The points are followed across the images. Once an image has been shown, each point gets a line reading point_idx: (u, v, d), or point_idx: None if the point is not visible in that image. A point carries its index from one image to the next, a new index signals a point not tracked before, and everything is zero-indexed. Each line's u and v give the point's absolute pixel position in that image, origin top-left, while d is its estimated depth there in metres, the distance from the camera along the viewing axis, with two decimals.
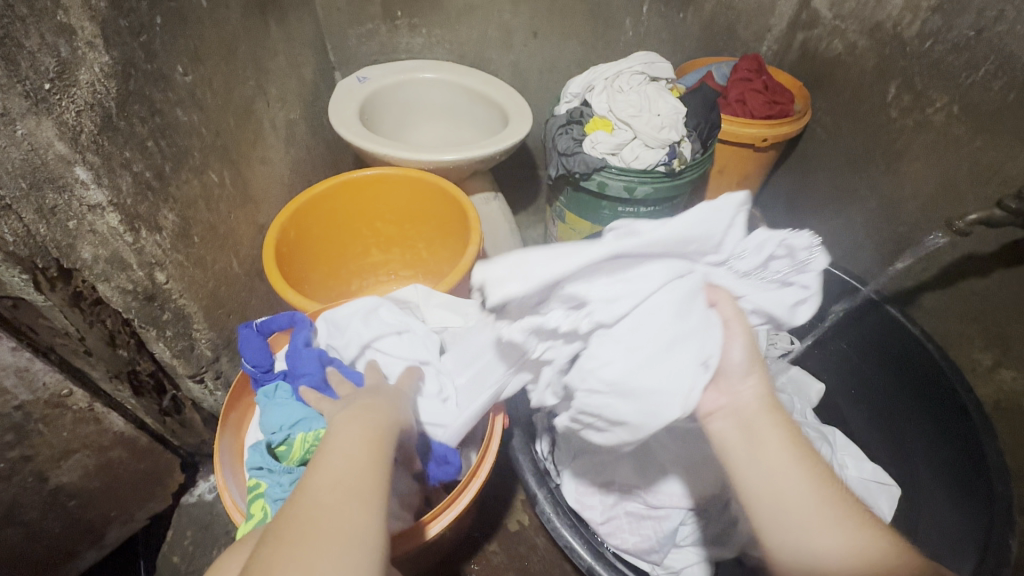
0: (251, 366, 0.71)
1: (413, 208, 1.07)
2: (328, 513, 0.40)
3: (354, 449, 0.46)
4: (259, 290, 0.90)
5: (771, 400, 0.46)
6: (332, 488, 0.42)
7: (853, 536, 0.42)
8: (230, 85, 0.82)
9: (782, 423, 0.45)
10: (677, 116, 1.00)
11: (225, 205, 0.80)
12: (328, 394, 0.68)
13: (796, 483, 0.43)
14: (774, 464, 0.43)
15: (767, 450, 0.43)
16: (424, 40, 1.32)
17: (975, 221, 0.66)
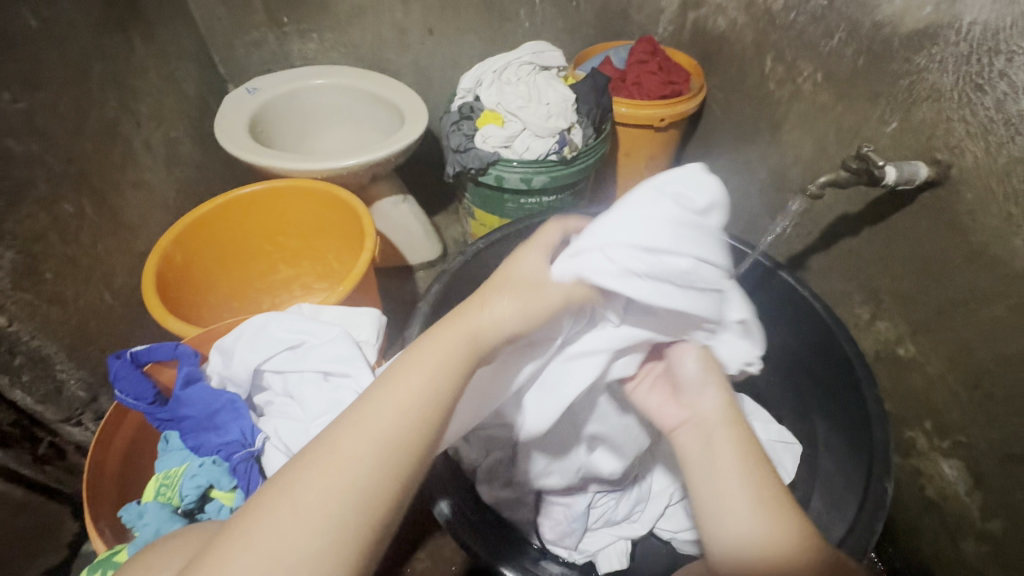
0: (132, 402, 0.62)
1: (312, 218, 1.04)
2: (356, 448, 0.39)
3: (433, 390, 0.42)
4: (142, 319, 0.85)
5: (730, 412, 0.55)
6: (386, 437, 0.39)
7: (767, 525, 0.48)
8: (84, 108, 0.78)
9: (736, 433, 0.53)
10: (567, 103, 1.00)
11: (88, 235, 0.76)
12: (214, 437, 0.61)
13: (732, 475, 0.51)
14: (723, 461, 0.51)
15: (718, 457, 0.52)
16: (316, 45, 1.29)
17: (825, 184, 0.70)
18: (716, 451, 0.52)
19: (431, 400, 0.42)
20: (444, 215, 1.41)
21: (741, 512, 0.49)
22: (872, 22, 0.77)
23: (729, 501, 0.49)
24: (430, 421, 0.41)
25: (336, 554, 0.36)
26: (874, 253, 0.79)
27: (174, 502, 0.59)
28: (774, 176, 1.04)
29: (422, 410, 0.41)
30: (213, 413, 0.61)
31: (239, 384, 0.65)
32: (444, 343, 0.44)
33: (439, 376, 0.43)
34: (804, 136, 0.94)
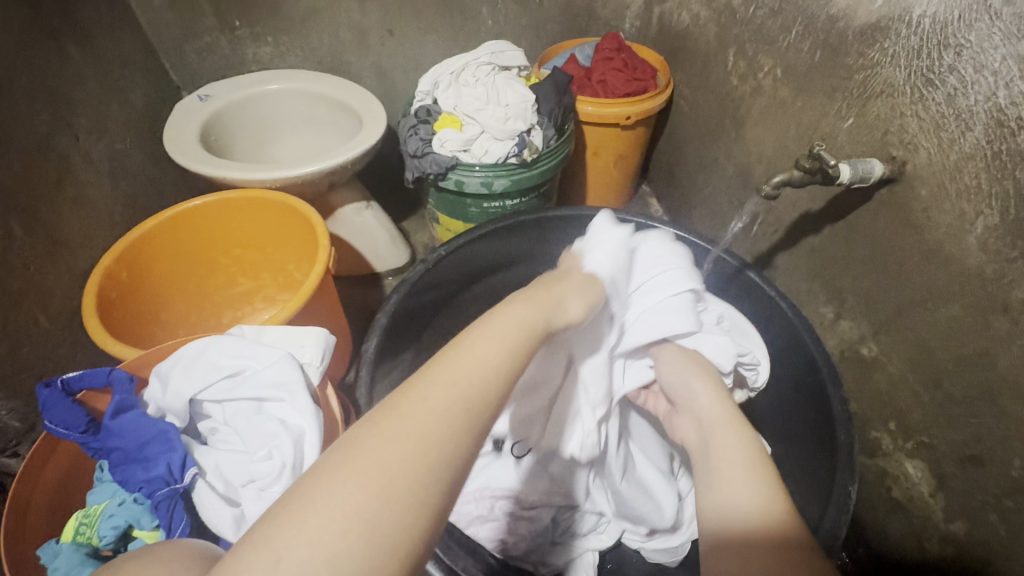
0: (61, 433, 0.58)
1: (268, 229, 1.00)
2: (449, 390, 0.37)
3: (504, 352, 0.42)
4: (84, 342, 0.82)
5: (730, 410, 0.58)
6: (463, 396, 0.37)
7: (762, 498, 0.47)
8: (10, 123, 0.75)
9: (744, 434, 0.55)
10: (526, 104, 0.98)
11: (20, 257, 0.72)
12: (142, 469, 0.58)
13: (731, 454, 0.52)
14: (725, 452, 0.53)
15: (722, 453, 0.53)
16: (273, 48, 1.26)
17: (779, 184, 0.69)
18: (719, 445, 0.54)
19: (497, 362, 0.41)
20: (413, 220, 1.37)
21: (743, 490, 0.49)
22: (827, 16, 0.75)
23: (732, 486, 0.49)
24: (497, 385, 0.40)
25: (416, 491, 0.32)
26: (837, 251, 0.78)
27: (93, 543, 0.56)
28: (740, 173, 1.02)
29: (495, 369, 0.40)
30: (143, 443, 0.58)
31: (176, 413, 0.63)
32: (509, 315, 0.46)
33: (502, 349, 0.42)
34: (766, 132, 0.93)
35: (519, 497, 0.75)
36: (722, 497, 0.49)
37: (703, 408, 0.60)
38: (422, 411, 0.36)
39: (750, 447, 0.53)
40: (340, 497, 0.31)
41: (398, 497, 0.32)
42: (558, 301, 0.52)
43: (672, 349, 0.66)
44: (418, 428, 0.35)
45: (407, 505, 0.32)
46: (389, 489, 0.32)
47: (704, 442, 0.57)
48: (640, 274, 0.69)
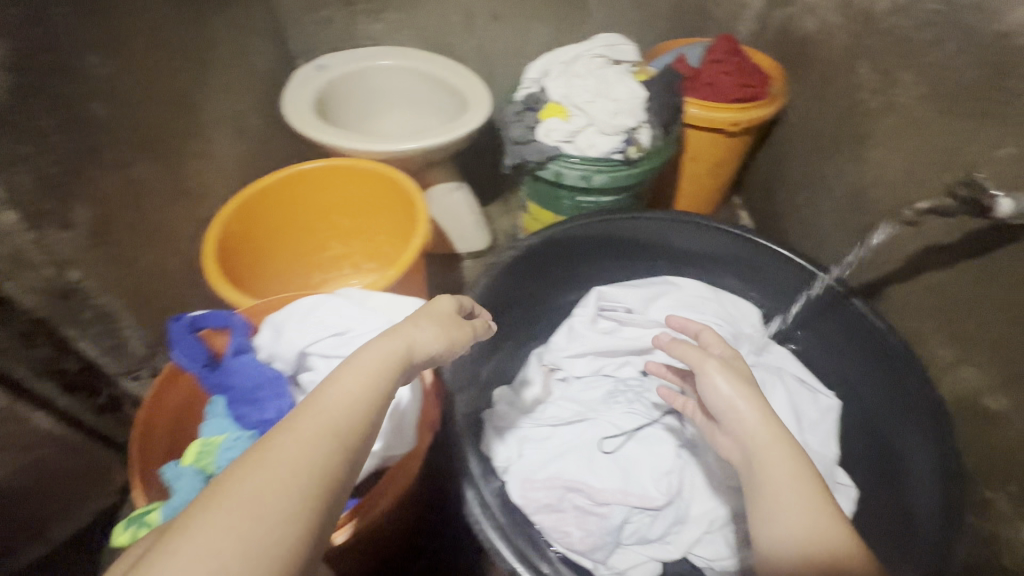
0: (189, 365, 0.64)
1: (368, 200, 1.04)
2: (303, 433, 0.38)
3: (373, 383, 0.44)
4: (200, 285, 0.88)
5: (772, 424, 0.53)
6: (324, 429, 0.39)
7: (813, 522, 0.47)
8: (161, 75, 0.80)
9: (792, 454, 0.51)
10: (636, 101, 0.95)
11: (156, 199, 0.77)
12: (258, 410, 0.63)
13: (780, 471, 0.50)
14: (772, 462, 0.51)
15: (770, 474, 0.50)
16: (385, 26, 1.26)
17: (929, 208, 0.66)
18: (768, 461, 0.51)
19: (355, 398, 0.42)
20: (498, 206, 1.39)
21: (798, 511, 0.48)
22: (993, 33, 0.68)
23: (787, 508, 0.48)
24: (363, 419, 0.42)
25: (267, 542, 0.33)
26: (959, 292, 0.72)
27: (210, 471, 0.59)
28: (853, 195, 0.96)
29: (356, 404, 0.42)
30: (258, 387, 0.63)
31: (285, 361, 0.66)
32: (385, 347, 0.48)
33: (369, 379, 0.44)
34: (896, 153, 0.85)
35: (592, 490, 0.76)
36: (777, 510, 0.48)
37: (749, 429, 0.54)
38: (287, 440, 0.37)
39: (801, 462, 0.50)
40: (189, 544, 0.31)
41: (258, 529, 0.33)
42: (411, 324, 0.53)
43: (706, 356, 0.59)
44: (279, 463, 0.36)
45: (266, 542, 0.33)
46: (250, 526, 0.33)
47: (750, 454, 0.53)
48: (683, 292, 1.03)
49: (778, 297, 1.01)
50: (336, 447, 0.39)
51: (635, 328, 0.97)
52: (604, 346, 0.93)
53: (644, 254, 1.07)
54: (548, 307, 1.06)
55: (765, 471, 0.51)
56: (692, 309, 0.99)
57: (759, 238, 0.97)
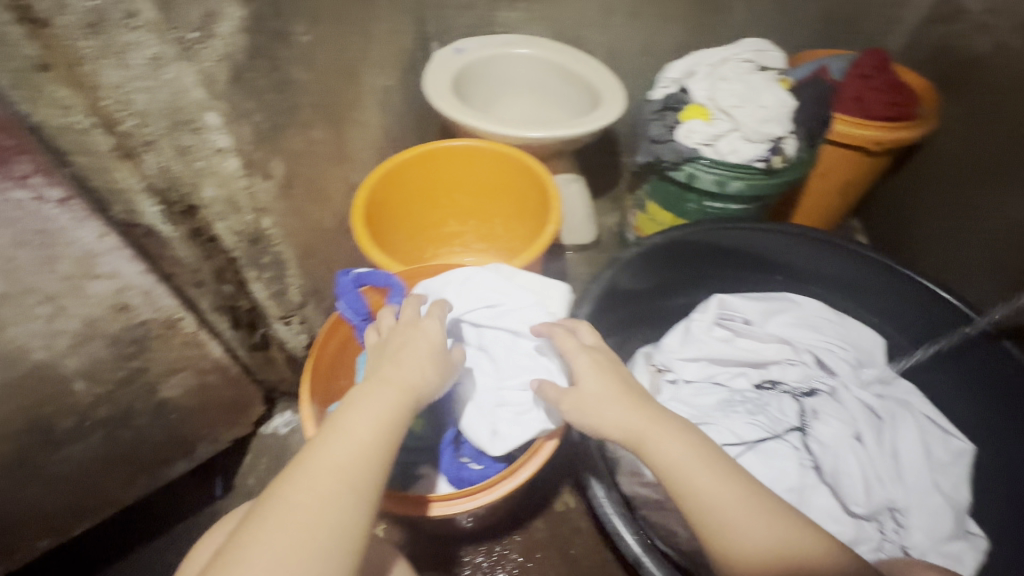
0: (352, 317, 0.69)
1: (495, 183, 1.08)
2: (319, 487, 0.45)
3: (368, 434, 0.49)
4: (345, 245, 0.94)
5: (661, 428, 0.57)
6: (323, 492, 0.45)
7: (765, 535, 0.52)
8: (341, 47, 0.85)
9: (716, 465, 0.55)
10: (785, 110, 0.93)
11: (323, 161, 0.83)
12: None
13: (704, 474, 0.54)
14: (673, 467, 0.55)
15: (690, 484, 0.54)
16: (522, 14, 1.26)
17: None
18: (672, 463, 0.55)
19: (365, 443, 0.48)
20: (606, 201, 1.40)
21: (727, 518, 0.52)
22: None
23: (729, 518, 0.52)
24: (375, 469, 0.47)
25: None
26: None
27: None
28: (1013, 232, 0.94)
29: (367, 449, 0.48)
30: None
31: None
32: (371, 399, 0.51)
33: (377, 424, 0.49)
34: None
35: None
36: (701, 516, 0.53)
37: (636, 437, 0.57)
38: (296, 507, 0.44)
39: (696, 455, 0.55)
40: None
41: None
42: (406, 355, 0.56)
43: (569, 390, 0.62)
44: (289, 535, 0.42)
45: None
46: None
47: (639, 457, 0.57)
48: (803, 310, 0.99)
49: (913, 331, 0.95)
50: (353, 493, 0.45)
51: (753, 340, 0.94)
52: (721, 351, 0.92)
53: (760, 268, 1.05)
54: (660, 305, 1.06)
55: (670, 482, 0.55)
56: (812, 328, 0.96)
57: (892, 261, 0.92)
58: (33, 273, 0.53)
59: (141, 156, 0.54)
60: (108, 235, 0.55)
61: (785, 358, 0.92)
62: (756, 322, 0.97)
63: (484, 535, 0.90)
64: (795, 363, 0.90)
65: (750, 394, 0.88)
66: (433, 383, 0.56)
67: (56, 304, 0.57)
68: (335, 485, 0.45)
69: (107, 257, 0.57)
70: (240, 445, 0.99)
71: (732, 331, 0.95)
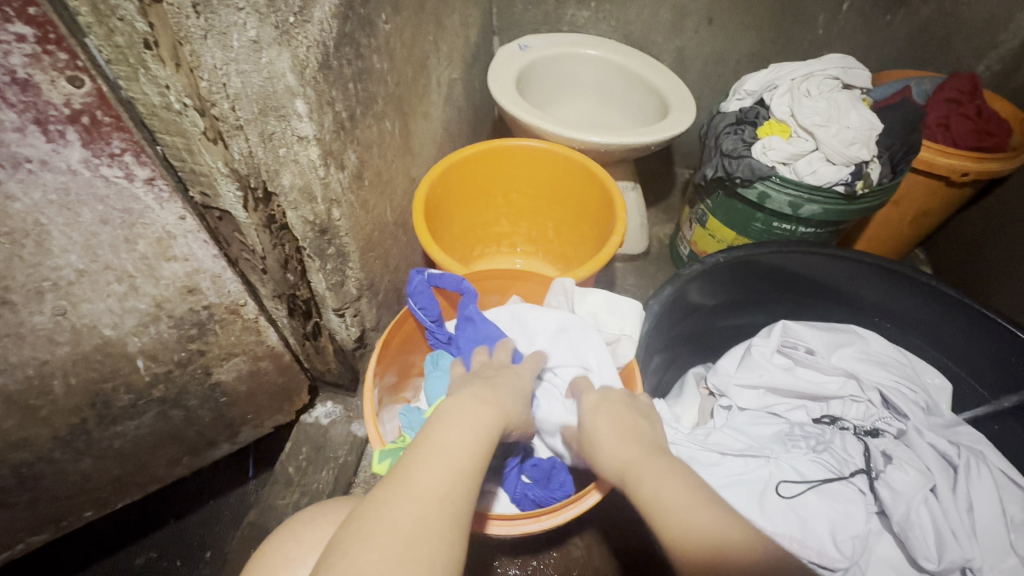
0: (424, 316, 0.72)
1: (554, 186, 1.05)
2: (421, 501, 0.43)
3: (462, 447, 0.47)
4: (402, 240, 0.92)
5: (638, 444, 0.54)
6: (417, 501, 0.43)
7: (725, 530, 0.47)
8: (416, 37, 0.83)
9: (668, 461, 0.52)
10: (871, 133, 0.88)
11: (390, 153, 0.81)
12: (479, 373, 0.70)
13: (659, 471, 0.51)
14: (640, 475, 0.51)
15: (645, 481, 0.50)
16: (591, 14, 1.23)
17: None
18: (638, 471, 0.51)
19: (469, 458, 0.47)
20: (659, 211, 1.36)
21: (690, 517, 0.47)
22: None
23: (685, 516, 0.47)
24: (467, 485, 0.46)
25: None
26: None
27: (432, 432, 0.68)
28: None
29: (468, 463, 0.47)
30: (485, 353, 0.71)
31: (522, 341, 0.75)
32: (463, 413, 0.51)
33: (472, 440, 0.49)
34: None
35: None
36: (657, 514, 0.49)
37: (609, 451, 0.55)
38: (391, 515, 0.42)
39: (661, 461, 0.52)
40: None
41: None
42: (501, 385, 0.57)
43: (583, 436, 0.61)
44: (390, 542, 0.41)
45: None
46: None
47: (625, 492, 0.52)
48: (872, 345, 0.94)
49: (991, 381, 0.89)
50: (457, 505, 0.44)
51: (816, 371, 0.90)
52: (783, 380, 0.88)
53: (825, 298, 1.01)
54: (714, 326, 1.02)
55: (644, 511, 0.50)
56: (881, 365, 0.91)
57: (975, 301, 0.86)
58: (113, 251, 0.53)
59: (228, 141, 0.52)
60: (186, 219, 0.55)
61: (849, 394, 0.88)
62: (820, 353, 0.93)
63: (520, 546, 0.87)
64: (859, 401, 0.87)
65: (812, 429, 0.83)
66: (524, 419, 0.57)
67: (130, 283, 0.56)
68: (431, 496, 0.44)
69: (183, 240, 0.57)
70: (279, 430, 0.99)
71: (794, 360, 0.91)
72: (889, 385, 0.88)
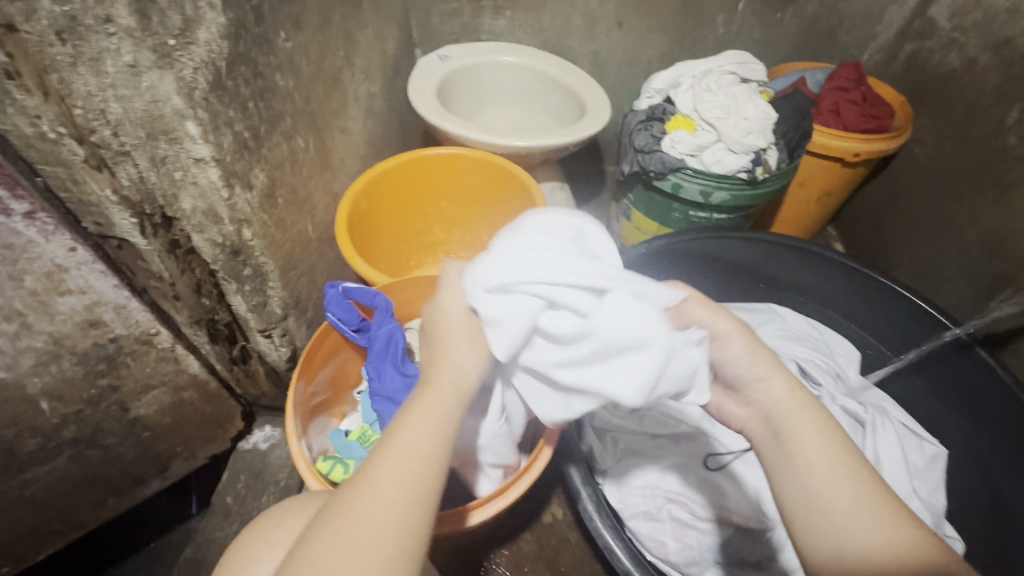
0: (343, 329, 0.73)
1: (480, 191, 1.07)
2: (392, 486, 0.43)
3: (424, 426, 0.46)
4: (328, 255, 0.92)
5: (796, 395, 0.52)
6: (387, 486, 0.43)
7: (891, 531, 0.45)
8: (323, 52, 0.83)
9: (825, 425, 0.50)
10: (767, 122, 0.95)
11: (307, 169, 0.81)
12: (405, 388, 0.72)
13: (824, 451, 0.49)
14: (805, 444, 0.49)
15: (806, 447, 0.49)
16: (507, 23, 1.26)
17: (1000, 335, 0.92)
18: (800, 430, 0.50)
19: (434, 434, 0.46)
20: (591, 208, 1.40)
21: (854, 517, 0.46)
22: None
23: (852, 505, 0.46)
24: (434, 477, 0.45)
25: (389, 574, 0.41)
26: None
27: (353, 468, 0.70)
28: (987, 241, 0.98)
29: (435, 440, 0.46)
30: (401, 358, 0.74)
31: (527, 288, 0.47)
32: (420, 410, 0.47)
33: (434, 418, 0.47)
34: None
35: (695, 504, 0.76)
36: (818, 496, 0.47)
37: (771, 398, 0.53)
38: (365, 533, 0.41)
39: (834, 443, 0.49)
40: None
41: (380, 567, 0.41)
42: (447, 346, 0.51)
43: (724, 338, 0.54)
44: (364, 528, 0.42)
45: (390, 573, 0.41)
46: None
47: (774, 431, 0.52)
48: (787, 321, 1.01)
49: (892, 341, 0.97)
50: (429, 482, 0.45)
51: None
52: None
53: (745, 279, 1.07)
54: None
55: (803, 481, 0.48)
56: (796, 339, 0.97)
57: (870, 269, 0.94)
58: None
59: (114, 169, 0.52)
60: (77, 250, 0.53)
61: None
62: None
63: (471, 551, 0.88)
64: None
65: None
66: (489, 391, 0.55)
67: (22, 321, 0.54)
68: (399, 476, 0.44)
69: (76, 272, 0.55)
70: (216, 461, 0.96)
71: None
72: (804, 353, 0.95)
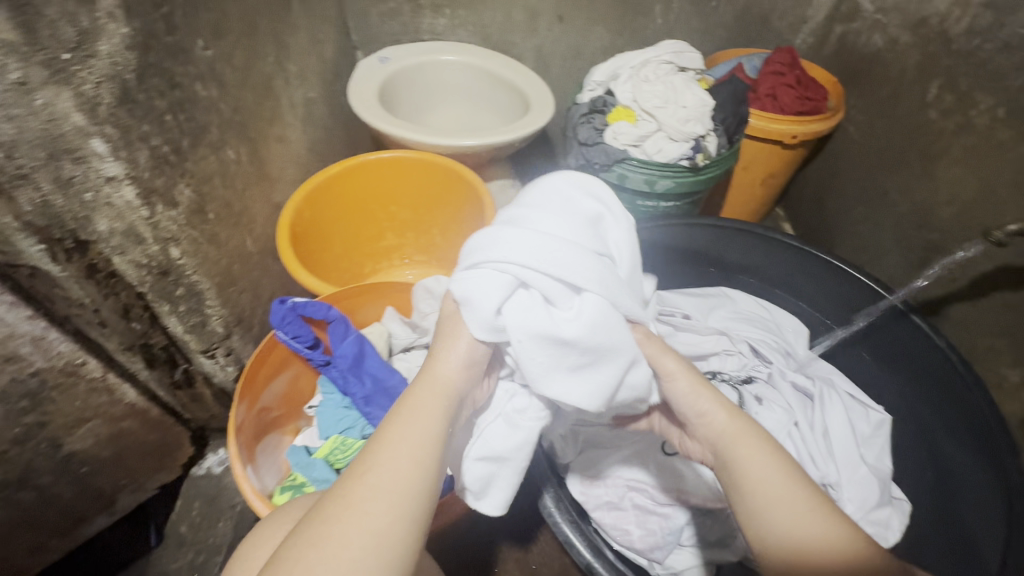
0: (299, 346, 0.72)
1: (428, 193, 1.06)
2: (381, 497, 0.42)
3: (418, 437, 0.45)
4: (273, 269, 0.89)
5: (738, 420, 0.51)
6: (374, 495, 0.43)
7: (830, 530, 0.47)
8: (250, 59, 0.81)
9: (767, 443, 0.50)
10: (705, 108, 0.97)
11: (241, 181, 0.79)
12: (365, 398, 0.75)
13: (773, 470, 0.48)
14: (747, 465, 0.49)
15: (753, 468, 0.49)
16: (448, 21, 1.25)
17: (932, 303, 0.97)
18: (745, 456, 0.49)
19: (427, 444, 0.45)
20: None
21: (794, 524, 0.47)
22: None
23: (796, 516, 0.47)
24: (426, 485, 0.44)
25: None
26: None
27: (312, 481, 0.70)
28: (917, 213, 1.02)
29: (427, 449, 0.45)
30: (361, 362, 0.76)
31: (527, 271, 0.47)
32: (409, 418, 0.46)
33: (426, 425, 0.46)
34: (968, 171, 0.93)
35: (654, 490, 0.77)
36: (762, 510, 0.47)
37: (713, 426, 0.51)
38: (352, 547, 0.41)
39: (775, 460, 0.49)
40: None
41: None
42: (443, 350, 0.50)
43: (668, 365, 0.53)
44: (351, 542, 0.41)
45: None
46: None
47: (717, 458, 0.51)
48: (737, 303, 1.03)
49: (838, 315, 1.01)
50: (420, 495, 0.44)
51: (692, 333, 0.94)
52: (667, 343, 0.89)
53: (695, 265, 1.09)
54: None
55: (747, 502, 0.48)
56: (745, 320, 0.99)
57: (809, 247, 0.97)
58: None
59: (13, 193, 0.48)
60: None
61: (723, 348, 0.92)
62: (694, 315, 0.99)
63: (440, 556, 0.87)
64: (733, 353, 0.91)
65: None
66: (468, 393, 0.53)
67: None
68: (390, 489, 0.43)
69: None
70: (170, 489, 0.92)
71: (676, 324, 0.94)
72: (753, 333, 0.97)
